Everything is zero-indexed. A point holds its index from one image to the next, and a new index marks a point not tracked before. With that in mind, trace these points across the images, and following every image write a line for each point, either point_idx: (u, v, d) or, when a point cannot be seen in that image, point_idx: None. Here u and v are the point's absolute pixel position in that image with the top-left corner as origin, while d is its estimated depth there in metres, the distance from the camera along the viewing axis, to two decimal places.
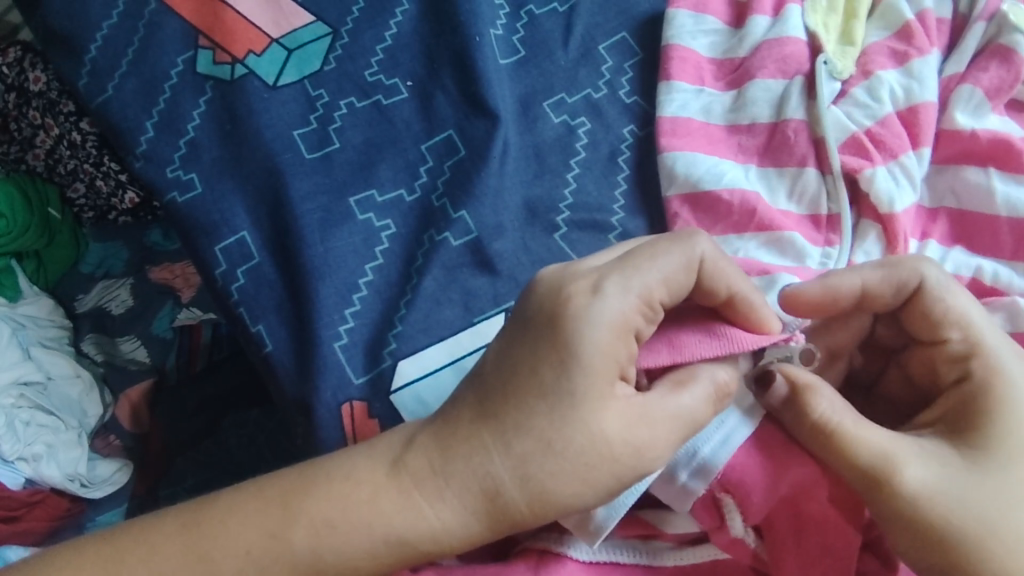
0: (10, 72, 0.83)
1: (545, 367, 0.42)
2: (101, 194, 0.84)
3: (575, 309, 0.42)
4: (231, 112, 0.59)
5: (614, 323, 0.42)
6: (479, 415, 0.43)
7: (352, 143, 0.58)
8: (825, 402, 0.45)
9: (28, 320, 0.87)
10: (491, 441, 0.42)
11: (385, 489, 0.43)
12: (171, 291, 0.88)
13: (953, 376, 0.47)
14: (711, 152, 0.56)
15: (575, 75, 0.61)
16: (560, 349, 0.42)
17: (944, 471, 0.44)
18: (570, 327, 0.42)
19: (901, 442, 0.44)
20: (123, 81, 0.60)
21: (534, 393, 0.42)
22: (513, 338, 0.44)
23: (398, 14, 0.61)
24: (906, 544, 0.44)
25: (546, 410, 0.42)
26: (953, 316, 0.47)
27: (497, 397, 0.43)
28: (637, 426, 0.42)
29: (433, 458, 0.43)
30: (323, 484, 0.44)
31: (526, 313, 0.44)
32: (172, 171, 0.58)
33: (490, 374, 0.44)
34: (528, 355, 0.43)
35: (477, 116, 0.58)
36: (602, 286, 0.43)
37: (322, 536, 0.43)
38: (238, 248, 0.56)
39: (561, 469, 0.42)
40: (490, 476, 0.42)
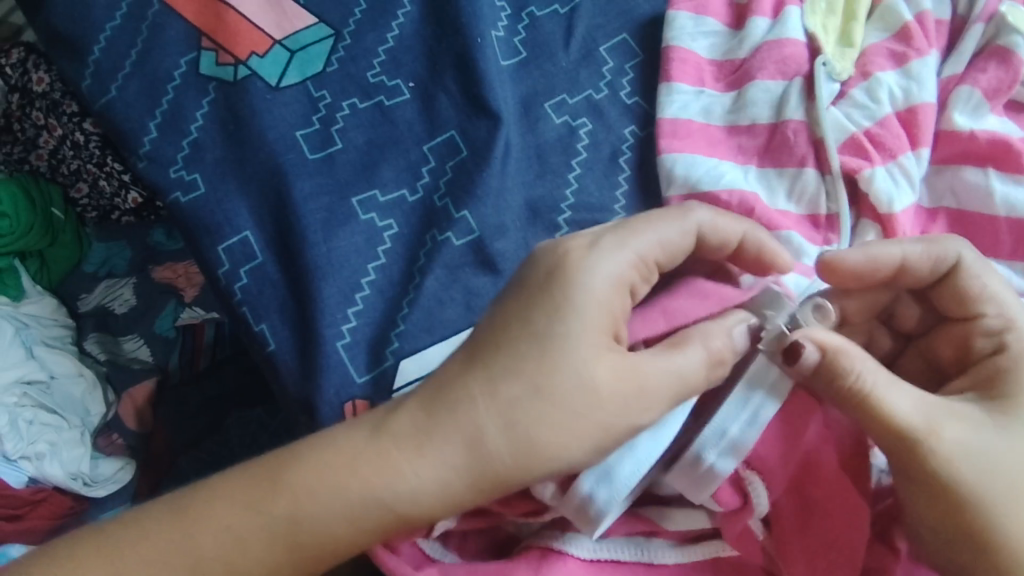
0: (14, 73, 0.84)
1: (540, 314, 0.44)
2: (104, 194, 0.85)
3: (574, 259, 0.45)
4: (234, 113, 0.59)
5: (608, 273, 0.44)
6: (467, 368, 0.44)
7: (355, 143, 0.59)
8: (858, 359, 0.44)
9: (31, 319, 0.87)
10: (477, 388, 0.43)
11: (369, 444, 0.44)
12: (174, 291, 0.88)
13: (987, 349, 0.47)
14: (712, 153, 0.57)
15: (576, 76, 0.61)
16: (557, 297, 0.44)
17: (976, 437, 0.44)
18: (567, 275, 0.44)
19: (935, 404, 0.45)
20: (127, 82, 0.60)
21: (525, 341, 0.43)
22: (509, 296, 0.45)
23: (400, 16, 0.62)
24: (931, 504, 0.44)
25: (537, 356, 0.43)
26: (988, 291, 0.48)
27: (489, 349, 0.44)
28: (627, 377, 0.43)
29: (417, 416, 0.44)
30: (307, 453, 0.45)
31: (524, 271, 0.46)
32: (176, 171, 0.58)
33: (481, 335, 0.45)
34: (524, 307, 0.44)
35: (479, 117, 0.58)
36: (599, 242, 0.45)
37: (303, 497, 0.43)
38: (242, 248, 0.56)
39: (547, 416, 0.42)
40: (472, 427, 0.43)
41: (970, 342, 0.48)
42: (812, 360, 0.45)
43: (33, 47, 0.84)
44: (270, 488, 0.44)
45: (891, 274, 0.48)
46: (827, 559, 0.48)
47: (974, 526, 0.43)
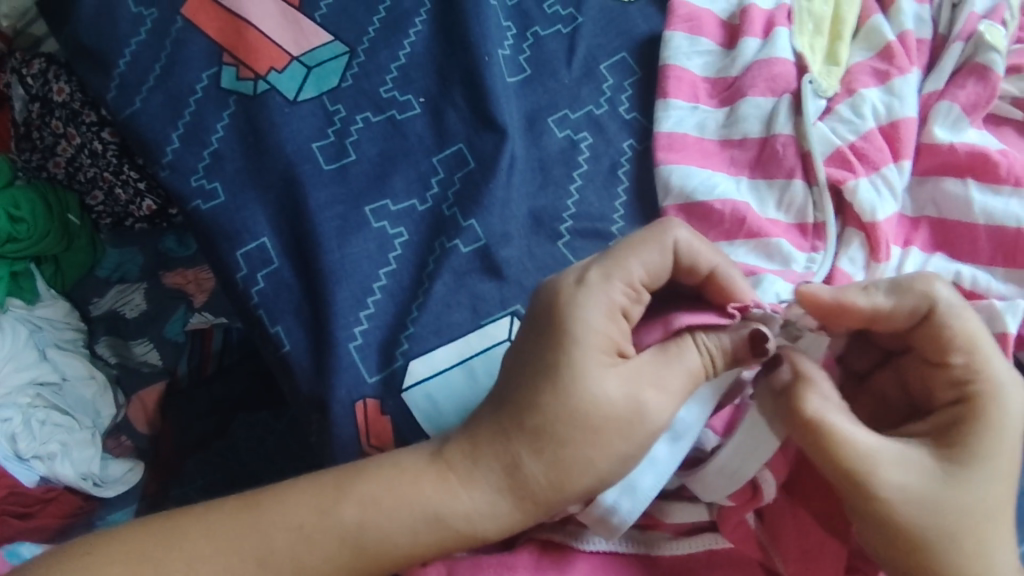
0: (35, 83, 0.87)
1: (547, 350, 0.46)
2: (119, 202, 0.88)
3: (565, 294, 0.47)
4: (254, 126, 0.62)
5: (602, 305, 0.46)
6: (498, 405, 0.47)
7: (368, 155, 0.62)
8: (817, 398, 0.47)
9: (45, 322, 0.90)
10: (508, 422, 0.46)
11: (424, 469, 0.47)
12: (185, 296, 0.91)
13: (952, 397, 0.49)
14: (706, 166, 0.60)
15: (578, 93, 0.64)
16: (557, 332, 0.46)
17: (918, 479, 0.46)
18: (562, 314, 0.46)
19: (886, 450, 0.47)
20: (150, 95, 0.64)
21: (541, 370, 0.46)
22: (523, 336, 0.48)
23: (412, 34, 0.65)
24: (873, 537, 0.47)
25: (550, 386, 0.45)
26: (959, 342, 0.48)
27: (511, 383, 0.47)
28: (638, 386, 0.46)
29: (466, 446, 0.47)
30: (371, 470, 0.48)
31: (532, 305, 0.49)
32: (196, 180, 0.62)
33: (504, 372, 0.48)
34: (533, 345, 0.47)
35: (486, 131, 0.61)
36: (586, 278, 0.47)
37: (371, 509, 0.46)
38: (259, 253, 0.59)
39: (571, 437, 0.45)
40: (510, 453, 0.46)
41: (939, 386, 0.49)
42: (784, 380, 0.49)
43: (52, 57, 0.87)
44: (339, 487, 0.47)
45: (868, 320, 0.50)
46: (816, 539, 0.51)
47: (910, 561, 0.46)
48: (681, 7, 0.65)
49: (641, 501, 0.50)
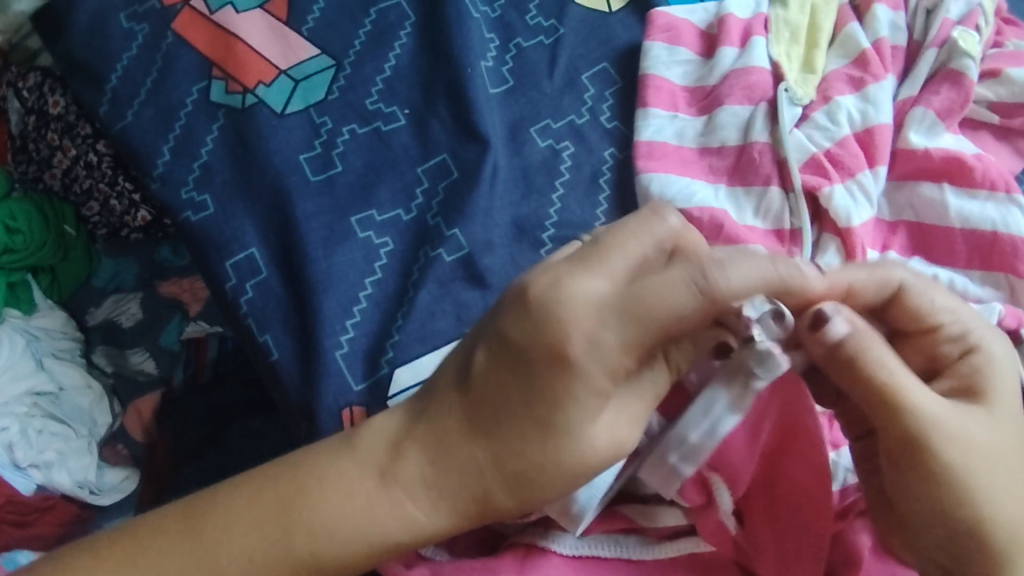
0: (31, 97, 0.89)
1: (540, 400, 0.43)
2: (114, 212, 0.89)
3: (577, 336, 0.42)
4: (242, 139, 0.64)
5: (612, 361, 0.43)
6: (471, 434, 0.45)
7: (354, 166, 0.63)
8: (877, 349, 0.45)
9: (42, 332, 0.92)
10: (481, 456, 0.45)
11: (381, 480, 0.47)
12: (180, 305, 0.93)
13: (956, 354, 0.48)
14: (685, 174, 0.61)
15: (559, 102, 0.66)
16: (554, 386, 0.43)
17: (975, 426, 0.45)
18: (569, 371, 0.42)
19: (938, 398, 0.45)
20: (142, 108, 0.66)
21: (526, 391, 0.44)
22: (508, 370, 0.44)
23: (396, 47, 0.66)
24: (941, 497, 0.44)
25: (540, 436, 0.44)
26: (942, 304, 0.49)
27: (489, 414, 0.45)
28: (621, 425, 0.45)
29: (424, 466, 0.46)
30: (317, 490, 0.47)
31: (523, 296, 0.43)
32: (187, 192, 0.63)
33: (478, 394, 0.45)
34: (525, 387, 0.43)
35: (469, 141, 0.63)
36: (603, 334, 0.42)
37: (329, 520, 0.46)
38: (248, 263, 0.61)
39: (552, 480, 0.45)
40: (481, 486, 0.45)
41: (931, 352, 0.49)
42: (838, 335, 0.45)
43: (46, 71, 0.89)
44: (295, 504, 0.47)
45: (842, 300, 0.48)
46: (793, 550, 0.52)
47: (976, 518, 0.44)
48: (660, 18, 0.67)
49: (598, 490, 0.52)
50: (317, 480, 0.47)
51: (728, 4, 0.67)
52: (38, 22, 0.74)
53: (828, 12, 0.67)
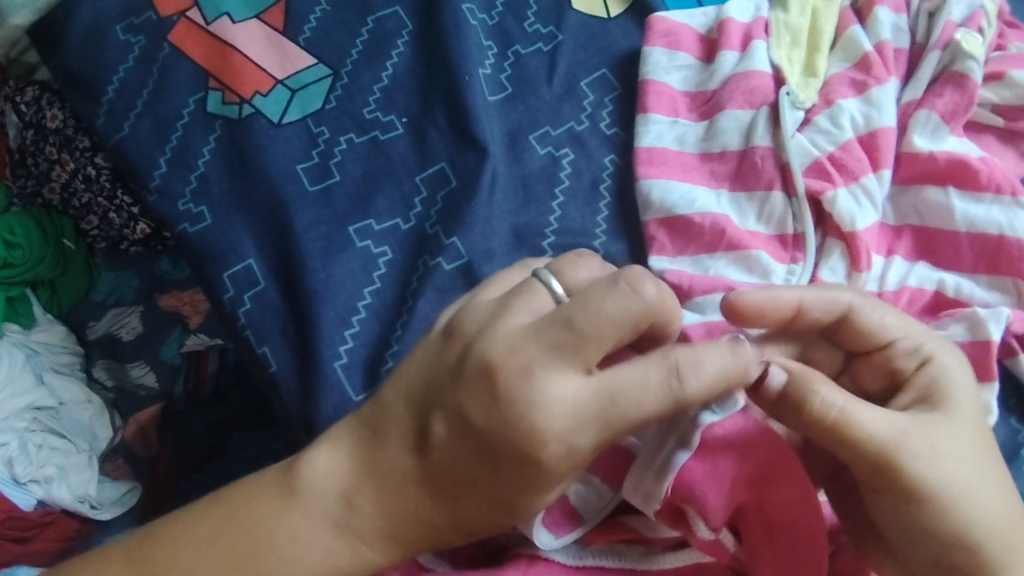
0: (29, 111, 0.88)
1: (506, 484, 0.43)
2: (113, 226, 0.89)
3: (548, 442, 0.41)
4: (240, 149, 0.63)
5: (582, 458, 0.42)
6: (425, 495, 0.45)
7: (352, 175, 0.62)
8: (828, 387, 0.44)
9: (42, 346, 0.92)
10: (436, 515, 0.45)
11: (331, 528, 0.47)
12: (180, 318, 0.92)
13: (913, 366, 0.48)
14: (687, 180, 0.60)
15: (559, 109, 0.65)
16: (522, 475, 0.43)
17: (942, 439, 0.45)
18: (539, 469, 0.42)
19: (900, 421, 0.45)
20: (139, 120, 0.66)
21: (484, 467, 0.43)
22: (474, 454, 0.43)
23: (394, 56, 0.66)
24: (915, 517, 0.44)
25: (499, 509, 0.44)
26: (890, 323, 0.48)
27: (450, 483, 0.44)
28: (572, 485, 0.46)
29: (378, 521, 0.46)
30: (275, 546, 0.47)
31: (494, 378, 0.42)
32: (183, 204, 0.63)
33: (435, 461, 0.44)
34: (490, 472, 0.43)
35: (468, 149, 0.62)
36: (577, 445, 0.42)
37: (289, 567, 0.47)
38: (245, 275, 0.60)
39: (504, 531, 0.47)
40: (436, 537, 0.47)
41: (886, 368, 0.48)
42: (780, 384, 0.45)
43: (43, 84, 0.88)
44: (254, 557, 0.46)
45: (789, 319, 0.48)
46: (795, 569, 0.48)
47: (953, 531, 0.44)
48: (659, 24, 0.66)
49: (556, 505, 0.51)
50: (272, 529, 0.47)
51: (727, 9, 0.67)
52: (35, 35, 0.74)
53: (829, 15, 0.67)
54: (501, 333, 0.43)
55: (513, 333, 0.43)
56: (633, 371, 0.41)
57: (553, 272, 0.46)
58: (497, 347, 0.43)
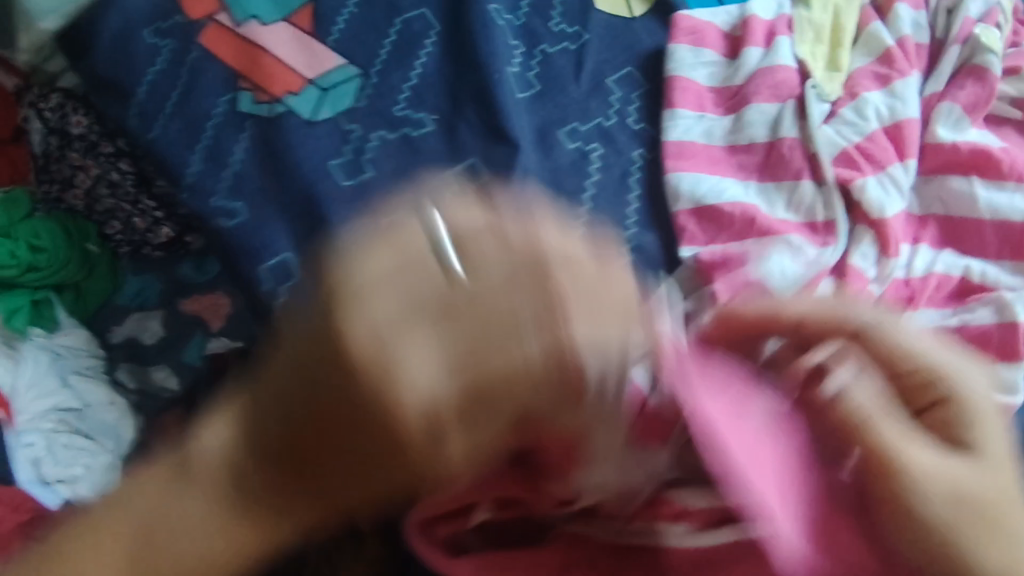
0: (54, 116, 0.90)
1: (353, 476, 0.31)
2: (137, 231, 0.87)
3: (409, 422, 0.29)
4: (272, 147, 0.64)
5: (466, 449, 0.31)
6: (274, 480, 0.33)
7: (384, 171, 0.62)
8: (863, 394, 0.38)
9: (63, 349, 0.84)
10: (296, 512, 0.33)
11: (205, 507, 0.33)
12: (201, 322, 0.83)
13: (929, 401, 0.39)
14: (716, 173, 0.61)
15: (587, 106, 0.66)
16: (385, 469, 0.31)
17: (967, 484, 0.36)
18: (407, 460, 0.30)
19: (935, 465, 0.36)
20: (169, 119, 0.67)
21: (333, 437, 0.31)
22: (315, 437, 0.31)
23: (423, 55, 0.67)
24: None
25: (359, 492, 0.32)
26: (907, 348, 0.39)
27: (289, 462, 0.32)
28: (473, 474, 0.35)
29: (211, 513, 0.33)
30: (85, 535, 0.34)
31: (350, 370, 0.30)
32: (217, 200, 0.64)
33: (281, 439, 0.32)
34: (333, 460, 0.31)
35: (498, 144, 0.63)
36: (445, 431, 0.30)
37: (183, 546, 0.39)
38: (280, 269, 0.60)
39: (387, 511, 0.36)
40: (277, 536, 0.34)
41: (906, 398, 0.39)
42: (839, 388, 0.39)
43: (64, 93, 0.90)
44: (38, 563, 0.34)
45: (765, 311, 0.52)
46: None
47: None
48: (683, 23, 0.68)
49: None
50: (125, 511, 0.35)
51: (750, 7, 0.69)
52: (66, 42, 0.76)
53: (850, 13, 0.69)
54: (368, 316, 0.30)
55: (379, 305, 0.30)
56: (523, 360, 0.30)
57: (445, 206, 0.35)
58: (370, 321, 0.30)
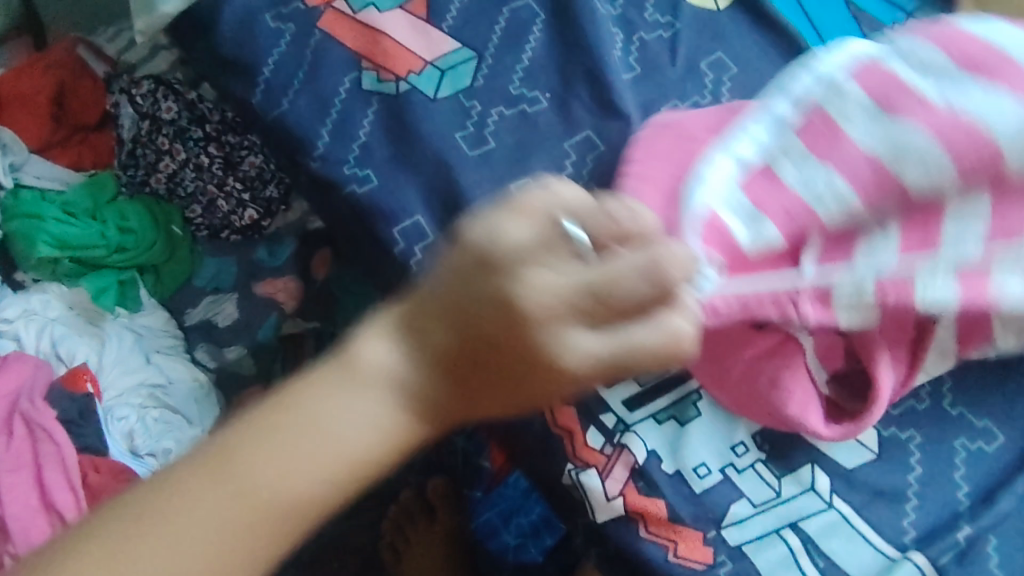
0: (145, 102, 1.00)
1: (351, 410, 0.42)
2: (219, 213, 1.00)
3: (562, 348, 0.41)
4: (399, 119, 0.74)
5: (327, 437, 0.42)
6: (372, 402, 0.42)
7: (505, 142, 0.73)
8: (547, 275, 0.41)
9: (146, 330, 0.98)
10: (245, 482, 0.41)
11: (384, 420, 0.43)
12: (275, 305, 1.00)
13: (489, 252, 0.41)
14: (871, 87, 0.59)
15: (683, 86, 0.77)
16: (323, 421, 0.42)
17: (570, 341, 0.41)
18: (298, 410, 0.42)
19: (544, 318, 0.40)
20: (297, 96, 0.76)
21: (488, 376, 0.43)
22: (337, 394, 0.42)
23: (531, 41, 0.78)
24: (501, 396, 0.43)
25: (314, 451, 0.41)
26: (512, 264, 0.41)
27: (307, 407, 0.42)
28: (358, 417, 0.42)
29: (301, 445, 0.41)
30: (145, 512, 0.41)
31: (526, 316, 0.40)
32: (350, 168, 0.73)
33: (325, 387, 0.42)
34: (322, 395, 0.42)
35: (610, 119, 0.74)
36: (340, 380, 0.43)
37: (256, 488, 0.41)
38: (415, 228, 0.70)
39: (276, 473, 0.41)
40: (221, 509, 0.40)
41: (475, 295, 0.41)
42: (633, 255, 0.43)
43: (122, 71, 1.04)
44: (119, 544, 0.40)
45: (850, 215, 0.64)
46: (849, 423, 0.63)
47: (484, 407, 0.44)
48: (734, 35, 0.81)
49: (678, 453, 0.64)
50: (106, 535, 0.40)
51: (806, 24, 0.83)
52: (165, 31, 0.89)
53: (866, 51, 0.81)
54: (569, 345, 0.41)
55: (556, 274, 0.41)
56: (592, 350, 0.42)
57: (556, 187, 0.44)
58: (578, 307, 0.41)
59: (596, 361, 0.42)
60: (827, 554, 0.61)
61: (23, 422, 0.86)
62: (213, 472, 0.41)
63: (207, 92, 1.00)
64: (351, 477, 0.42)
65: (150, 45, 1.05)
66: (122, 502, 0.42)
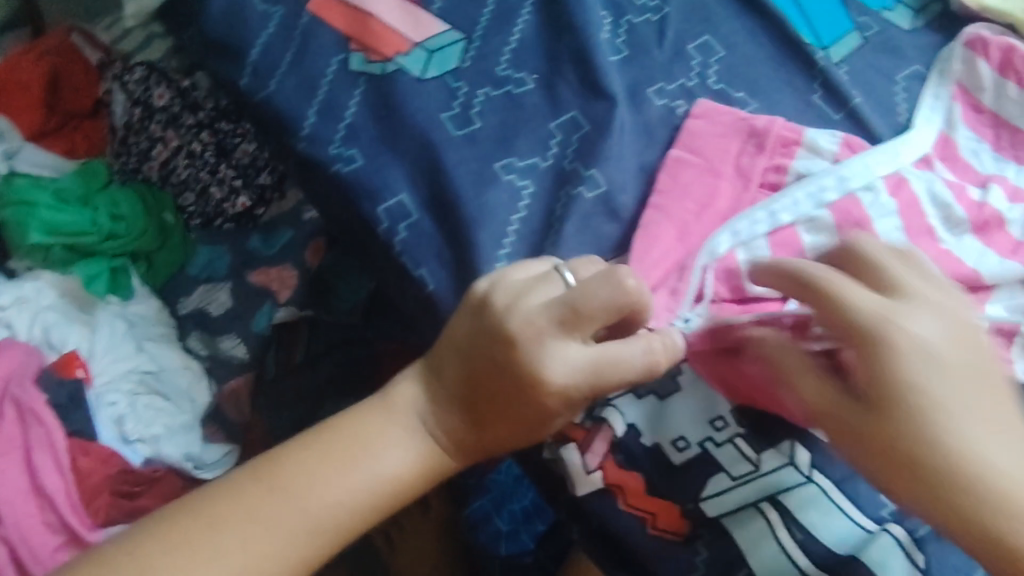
0: (138, 89, 1.01)
1: (391, 433, 0.58)
2: (212, 201, 1.01)
3: (548, 361, 0.54)
4: (386, 100, 0.75)
5: (372, 458, 0.56)
6: (394, 434, 0.58)
7: (490, 123, 0.74)
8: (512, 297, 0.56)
9: (139, 317, 0.99)
10: (295, 492, 0.54)
11: (407, 451, 0.57)
12: (269, 293, 0.99)
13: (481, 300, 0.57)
14: (900, 204, 0.69)
15: (669, 68, 0.78)
16: (370, 442, 0.57)
17: (558, 359, 0.54)
18: (346, 438, 0.57)
19: (535, 347, 0.54)
20: (285, 79, 0.77)
21: (488, 409, 0.57)
22: (377, 419, 0.58)
23: (519, 24, 0.79)
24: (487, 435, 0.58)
25: (363, 461, 0.56)
26: (507, 306, 0.55)
27: (353, 433, 0.57)
28: (390, 440, 0.57)
29: (343, 463, 0.56)
30: (203, 517, 0.53)
31: (511, 338, 0.54)
32: (335, 148, 0.74)
33: (366, 419, 0.58)
34: (365, 427, 0.58)
35: (596, 100, 0.74)
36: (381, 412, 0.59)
37: (302, 497, 0.54)
38: (399, 207, 0.71)
39: (322, 489, 0.54)
40: (273, 514, 0.53)
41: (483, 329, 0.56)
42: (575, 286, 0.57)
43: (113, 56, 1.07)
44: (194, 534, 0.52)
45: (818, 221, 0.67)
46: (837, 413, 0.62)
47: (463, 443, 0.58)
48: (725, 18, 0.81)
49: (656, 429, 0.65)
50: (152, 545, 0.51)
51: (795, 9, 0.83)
52: (160, 18, 0.92)
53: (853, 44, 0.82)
54: (557, 356, 0.54)
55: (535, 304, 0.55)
56: (574, 360, 0.54)
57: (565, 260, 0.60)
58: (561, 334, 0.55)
59: (588, 384, 0.54)
60: (806, 526, 0.60)
61: (14, 405, 0.85)
62: (269, 488, 0.54)
63: (200, 80, 1.01)
64: (387, 494, 0.56)
65: (146, 34, 1.08)
66: (179, 505, 0.55)
